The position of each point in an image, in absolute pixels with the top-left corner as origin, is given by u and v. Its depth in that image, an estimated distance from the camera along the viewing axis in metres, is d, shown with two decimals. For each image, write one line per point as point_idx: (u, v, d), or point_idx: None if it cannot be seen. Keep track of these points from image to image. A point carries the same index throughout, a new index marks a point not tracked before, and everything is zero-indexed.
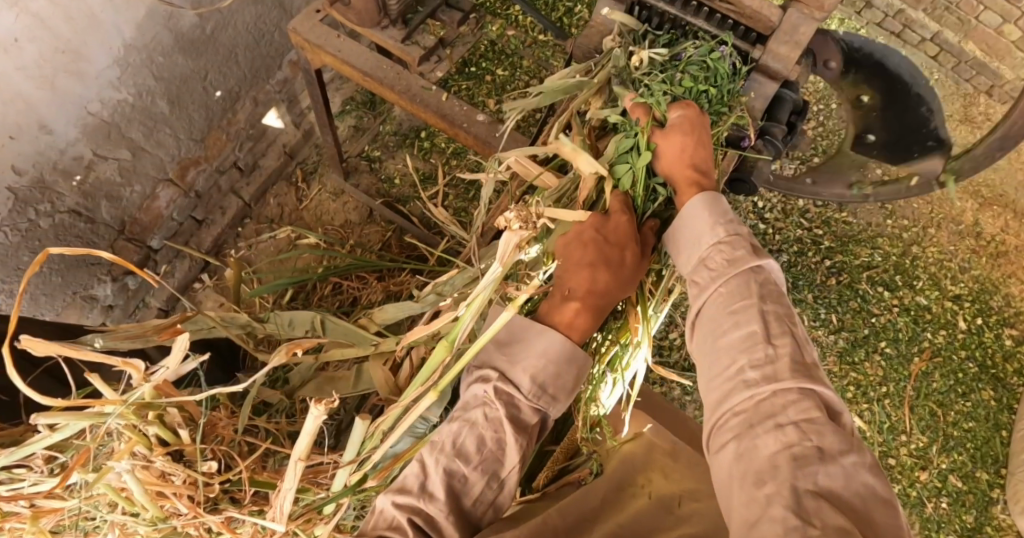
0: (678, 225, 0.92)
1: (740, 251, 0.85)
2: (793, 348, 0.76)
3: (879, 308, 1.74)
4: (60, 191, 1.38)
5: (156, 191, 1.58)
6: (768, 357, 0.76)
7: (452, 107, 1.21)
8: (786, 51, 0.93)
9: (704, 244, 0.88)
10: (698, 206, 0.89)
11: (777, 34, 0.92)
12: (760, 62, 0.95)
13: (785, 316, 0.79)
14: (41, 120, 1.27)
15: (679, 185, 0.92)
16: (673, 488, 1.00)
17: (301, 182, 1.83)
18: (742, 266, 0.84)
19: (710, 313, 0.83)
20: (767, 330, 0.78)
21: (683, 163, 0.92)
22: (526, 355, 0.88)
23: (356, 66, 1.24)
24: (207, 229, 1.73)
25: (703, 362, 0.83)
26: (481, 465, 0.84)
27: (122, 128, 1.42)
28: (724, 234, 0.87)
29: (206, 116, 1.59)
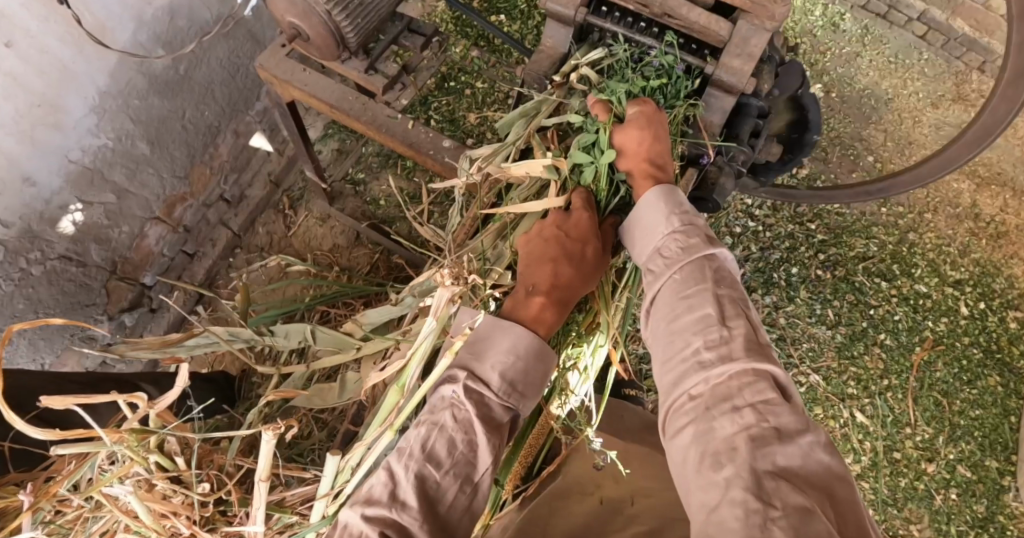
0: (634, 218, 0.92)
1: (693, 237, 0.85)
2: (746, 328, 0.76)
3: (877, 299, 1.71)
4: (49, 239, 1.41)
5: (145, 230, 1.61)
6: (722, 337, 0.76)
7: (419, 134, 1.30)
8: (740, 63, 0.95)
9: (658, 233, 0.88)
10: (654, 197, 0.89)
11: (728, 47, 0.95)
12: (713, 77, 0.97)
13: (738, 299, 0.80)
14: (24, 173, 1.29)
15: (634, 177, 0.93)
16: (622, 491, 1.13)
17: (288, 209, 1.84)
18: (695, 252, 0.84)
19: (665, 298, 0.82)
20: (722, 312, 0.78)
21: (639, 156, 0.93)
22: (494, 352, 0.87)
23: (324, 99, 1.31)
24: (198, 262, 1.75)
25: (658, 344, 0.82)
26: (453, 470, 0.80)
27: (105, 172, 1.45)
28: (678, 221, 0.87)
29: (188, 153, 1.61)
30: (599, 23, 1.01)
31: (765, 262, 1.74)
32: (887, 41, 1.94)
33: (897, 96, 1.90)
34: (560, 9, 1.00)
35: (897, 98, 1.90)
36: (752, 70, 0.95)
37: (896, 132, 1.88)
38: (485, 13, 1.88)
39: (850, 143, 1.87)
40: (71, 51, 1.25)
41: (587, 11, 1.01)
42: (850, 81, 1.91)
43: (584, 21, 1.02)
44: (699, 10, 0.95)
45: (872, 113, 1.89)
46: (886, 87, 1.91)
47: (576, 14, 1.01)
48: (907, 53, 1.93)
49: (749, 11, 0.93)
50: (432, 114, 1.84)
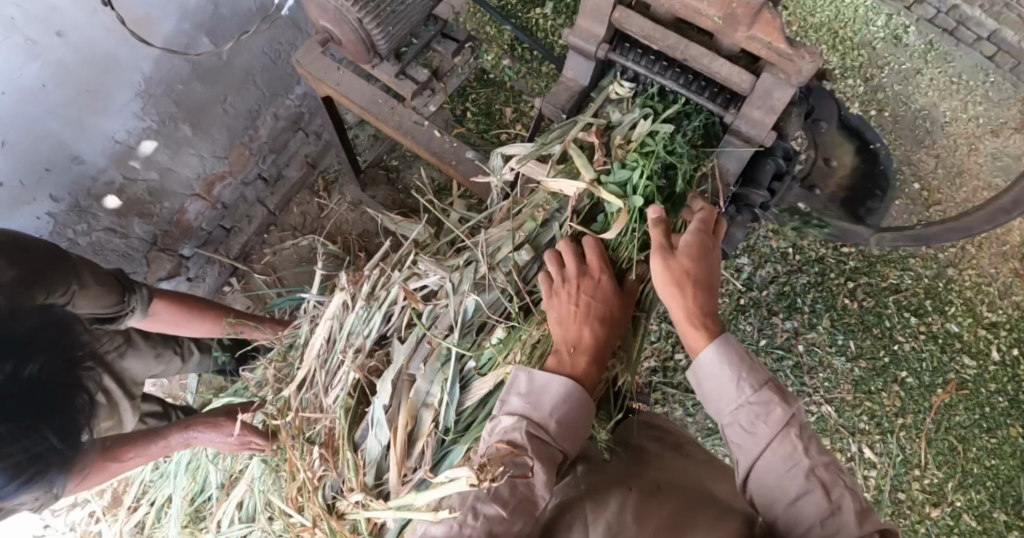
0: (695, 370, 0.89)
1: (768, 396, 0.84)
2: (846, 495, 0.79)
3: (904, 335, 1.66)
4: (95, 213, 1.50)
5: (186, 205, 1.69)
6: (830, 511, 0.77)
7: (444, 143, 1.31)
8: (760, 115, 0.93)
9: (730, 395, 0.86)
10: (719, 356, 0.87)
11: (750, 98, 0.92)
12: (733, 126, 0.96)
13: (831, 465, 0.81)
14: (74, 152, 1.38)
15: (687, 330, 0.89)
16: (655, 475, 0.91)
17: (323, 191, 1.88)
18: (773, 419, 0.82)
19: (764, 479, 0.82)
20: (823, 484, 0.79)
21: (678, 284, 0.89)
22: (544, 400, 0.86)
23: (354, 100, 1.34)
24: (235, 237, 1.82)
25: (766, 523, 0.82)
26: (518, 507, 0.78)
27: (150, 153, 1.53)
28: (748, 378, 0.85)
29: (229, 135, 1.68)
30: (620, 60, 1.00)
31: (791, 286, 1.71)
32: (953, 59, 1.83)
33: (955, 121, 1.80)
34: (581, 43, 1.00)
35: (954, 123, 1.80)
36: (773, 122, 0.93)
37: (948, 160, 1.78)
38: (528, 6, 1.85)
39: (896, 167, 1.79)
40: (118, 41, 1.32)
41: (610, 47, 1.01)
42: (905, 100, 1.81)
43: (606, 58, 1.01)
44: (721, 61, 0.92)
45: (925, 137, 1.80)
46: (944, 110, 1.80)
47: (597, 51, 1.00)
48: (972, 74, 1.82)
49: (774, 64, 0.88)
50: (469, 107, 1.83)
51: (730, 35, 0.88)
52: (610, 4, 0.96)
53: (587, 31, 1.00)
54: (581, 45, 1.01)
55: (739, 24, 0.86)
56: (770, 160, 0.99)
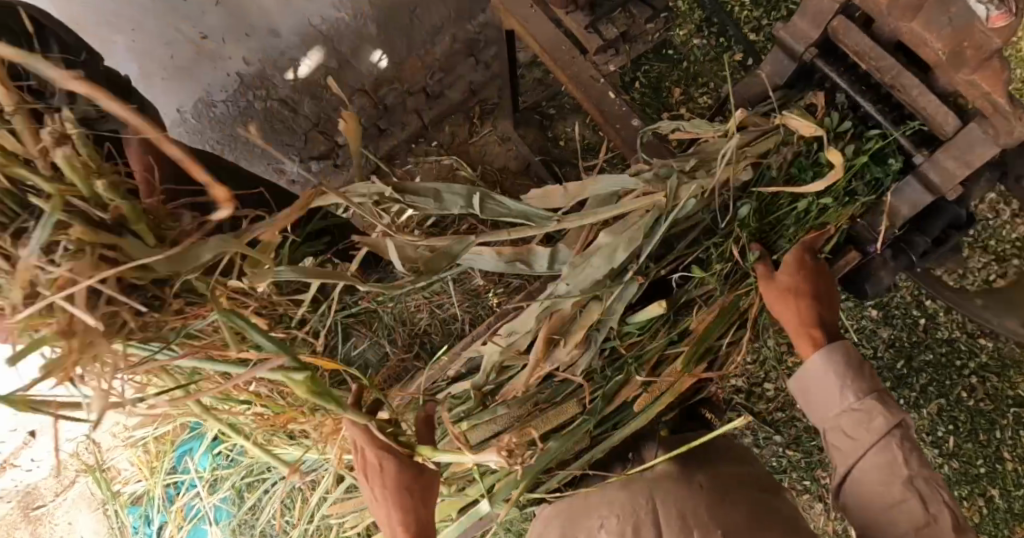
0: (801, 372, 0.93)
1: (871, 405, 0.87)
2: (948, 514, 0.82)
3: (1012, 453, 1.53)
4: (274, 83, 1.72)
5: (352, 98, 1.81)
6: (927, 522, 0.81)
7: (613, 105, 1.26)
8: (953, 166, 0.80)
9: (834, 400, 0.90)
10: (826, 364, 0.90)
11: (948, 145, 0.79)
12: (920, 167, 0.83)
13: (933, 480, 0.84)
14: (272, 27, 1.59)
15: (796, 335, 0.93)
16: (720, 485, 0.96)
17: (476, 119, 1.83)
18: (876, 425, 0.86)
19: (862, 483, 0.86)
20: (925, 499, 0.83)
21: (794, 305, 0.91)
22: None
23: (538, 40, 1.32)
24: (386, 139, 1.87)
25: (856, 518, 0.87)
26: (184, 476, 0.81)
27: (336, 43, 1.68)
28: (854, 388, 0.89)
29: (408, 43, 1.79)
30: (822, 70, 0.89)
31: (909, 359, 1.59)
32: None
33: None
34: (789, 42, 0.89)
35: None
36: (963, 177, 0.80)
37: None
38: None
39: None
40: None
41: (818, 54, 0.89)
42: None
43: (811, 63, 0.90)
44: (930, 97, 0.80)
45: None
46: None
47: (803, 54, 0.89)
48: None
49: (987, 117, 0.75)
50: (640, 77, 1.78)
51: (949, 74, 0.75)
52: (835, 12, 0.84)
53: (798, 31, 0.88)
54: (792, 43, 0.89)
55: (965, 65, 0.73)
56: (941, 218, 0.91)
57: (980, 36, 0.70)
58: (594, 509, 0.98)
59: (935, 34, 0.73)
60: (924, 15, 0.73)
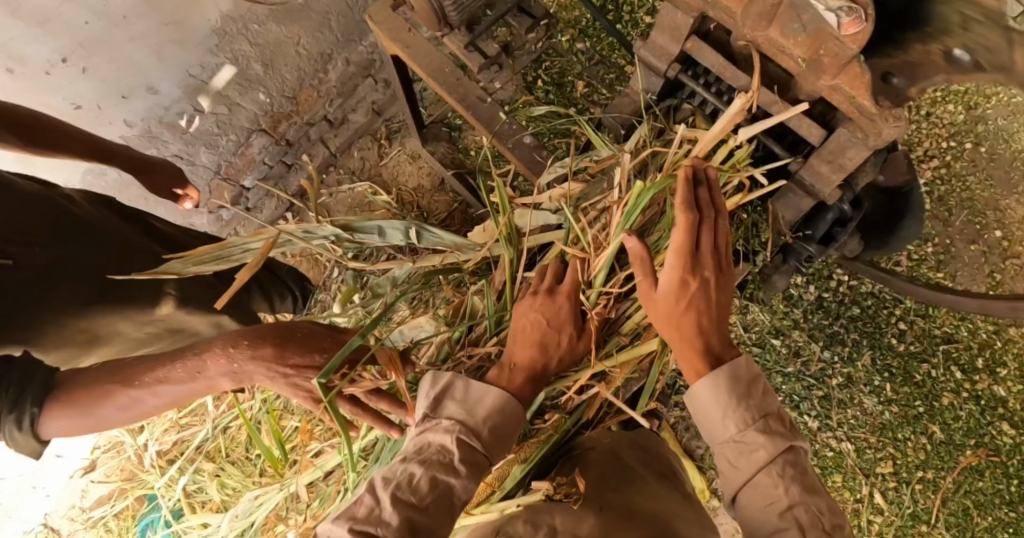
0: (692, 402, 0.86)
1: (753, 435, 0.81)
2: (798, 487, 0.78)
3: (945, 388, 1.61)
4: (165, 139, 1.58)
5: (250, 139, 1.74)
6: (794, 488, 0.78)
7: (503, 124, 1.27)
8: (827, 170, 0.81)
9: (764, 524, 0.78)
10: (706, 391, 0.83)
11: (821, 150, 0.80)
12: (798, 175, 0.85)
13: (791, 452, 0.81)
14: (149, 83, 1.46)
15: (674, 344, 0.86)
16: (621, 500, 0.97)
17: (384, 140, 1.90)
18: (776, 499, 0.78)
19: (727, 467, 0.83)
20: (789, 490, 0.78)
21: (672, 329, 0.85)
22: (478, 408, 0.86)
23: (420, 66, 1.31)
24: (295, 174, 1.86)
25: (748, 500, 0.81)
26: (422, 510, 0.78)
27: (221, 88, 1.59)
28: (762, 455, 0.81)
29: (299, 76, 1.72)
30: (687, 85, 0.88)
31: (839, 315, 1.64)
32: None
33: None
34: (651, 58, 0.88)
35: None
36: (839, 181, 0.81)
37: None
38: None
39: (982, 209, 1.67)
40: None
41: (681, 68, 0.88)
42: None
43: (674, 79, 0.90)
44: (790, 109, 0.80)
45: None
46: None
47: (666, 70, 0.89)
48: None
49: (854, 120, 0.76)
50: (542, 75, 1.74)
51: (811, 82, 0.75)
52: (689, 29, 0.83)
53: (658, 47, 0.87)
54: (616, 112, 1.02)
55: (823, 72, 0.73)
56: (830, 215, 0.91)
57: (833, 45, 0.70)
58: (513, 531, 0.91)
59: (793, 40, 0.73)
60: (778, 23, 0.73)
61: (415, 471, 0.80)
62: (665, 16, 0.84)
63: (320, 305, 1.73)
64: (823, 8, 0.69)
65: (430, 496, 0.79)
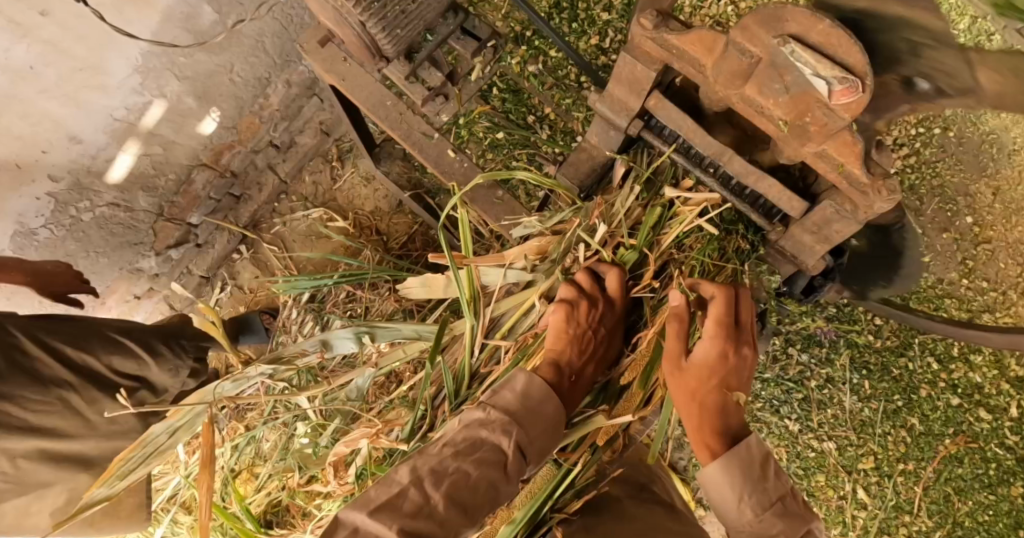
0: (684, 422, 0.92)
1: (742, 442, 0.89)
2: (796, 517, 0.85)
3: (923, 379, 1.61)
4: (97, 190, 1.47)
5: (192, 175, 1.63)
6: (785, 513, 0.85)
7: (455, 160, 1.19)
8: (812, 239, 0.77)
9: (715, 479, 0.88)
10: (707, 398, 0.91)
11: (805, 222, 0.76)
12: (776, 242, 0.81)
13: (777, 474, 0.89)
14: (70, 132, 1.34)
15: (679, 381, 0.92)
16: None
17: (336, 161, 1.79)
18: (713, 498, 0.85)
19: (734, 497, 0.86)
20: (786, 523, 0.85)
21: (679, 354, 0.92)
22: (538, 416, 0.88)
23: (359, 99, 1.18)
24: (244, 205, 1.77)
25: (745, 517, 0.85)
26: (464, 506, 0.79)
27: (152, 128, 1.47)
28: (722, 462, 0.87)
29: (237, 105, 1.60)
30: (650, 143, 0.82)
31: (817, 316, 1.62)
32: None
33: None
34: (609, 114, 0.81)
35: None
36: (825, 249, 0.77)
37: (1008, 193, 1.66)
38: None
39: (952, 195, 1.66)
40: (115, 21, 1.24)
41: (643, 125, 0.82)
42: (975, 120, 1.64)
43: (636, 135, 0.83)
44: (769, 180, 0.75)
45: (988, 165, 1.65)
46: (1016, 137, 1.64)
47: (628, 127, 0.82)
48: None
49: (840, 189, 0.72)
50: None
51: (793, 147, 0.70)
52: (651, 86, 0.76)
53: (617, 101, 0.80)
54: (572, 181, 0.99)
55: (809, 139, 0.68)
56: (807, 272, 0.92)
57: (821, 113, 0.65)
58: None
59: (773, 101, 0.67)
60: (757, 82, 0.67)
61: (470, 471, 0.81)
62: (623, 70, 0.76)
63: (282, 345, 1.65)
64: (811, 72, 0.63)
65: (482, 494, 0.80)
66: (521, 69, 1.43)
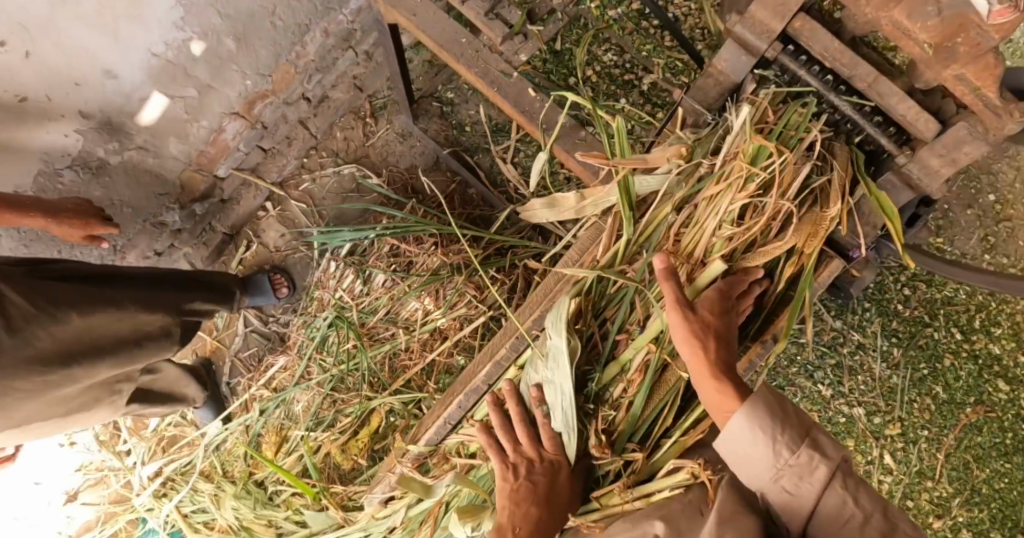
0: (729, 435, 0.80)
1: (800, 454, 0.75)
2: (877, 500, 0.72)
3: (947, 350, 1.66)
4: (128, 131, 1.38)
5: (223, 124, 1.55)
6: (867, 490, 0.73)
7: (534, 101, 1.15)
8: (938, 165, 0.78)
9: (767, 467, 0.77)
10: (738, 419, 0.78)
11: (934, 146, 0.77)
12: (901, 167, 0.81)
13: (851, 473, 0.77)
14: (105, 66, 1.25)
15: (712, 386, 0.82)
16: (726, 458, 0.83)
17: (370, 117, 1.74)
18: (807, 496, 0.74)
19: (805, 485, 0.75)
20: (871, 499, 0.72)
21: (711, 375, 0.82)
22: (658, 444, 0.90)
23: (432, 36, 1.14)
24: (273, 158, 1.70)
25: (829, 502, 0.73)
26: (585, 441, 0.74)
27: (188, 68, 1.38)
28: (783, 437, 0.77)
29: (274, 51, 1.51)
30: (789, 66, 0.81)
31: None
32: None
33: None
34: (749, 37, 0.79)
35: None
36: (950, 175, 0.78)
37: None
38: None
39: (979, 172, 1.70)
40: None
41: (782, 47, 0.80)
42: None
43: (773, 58, 0.82)
44: (909, 104, 0.75)
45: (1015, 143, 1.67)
46: None
47: (768, 49, 0.80)
48: None
49: (978, 116, 0.73)
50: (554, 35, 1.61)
51: (934, 70, 0.71)
52: (798, 11, 0.76)
53: (759, 25, 0.77)
54: (697, 95, 0.90)
55: (953, 61, 0.69)
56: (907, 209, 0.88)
57: (974, 34, 0.66)
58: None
59: (920, 25, 0.67)
60: (910, 4, 0.67)
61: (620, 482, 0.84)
62: None
63: (317, 301, 1.60)
64: None
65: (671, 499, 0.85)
66: (601, 13, 1.51)
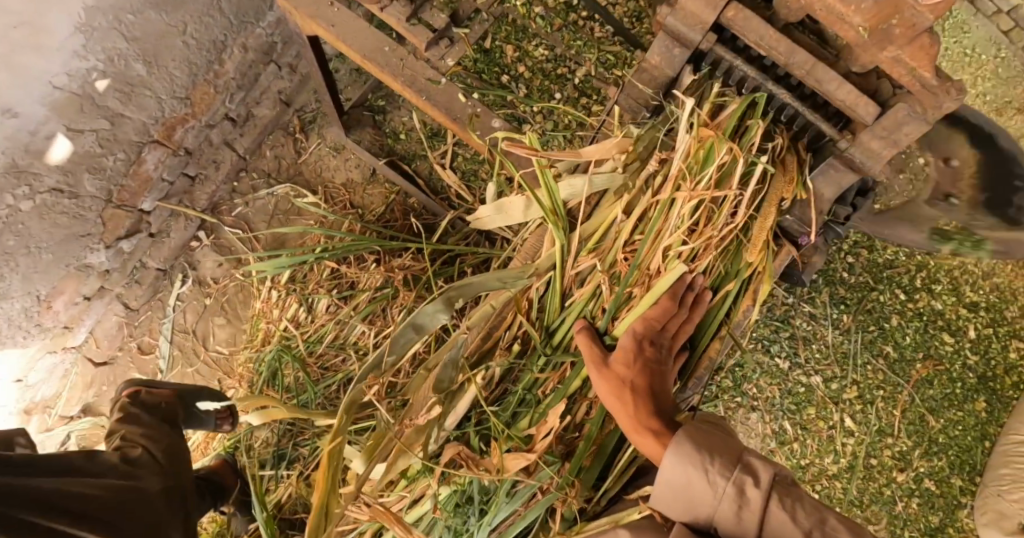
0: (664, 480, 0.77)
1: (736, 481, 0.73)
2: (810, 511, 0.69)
3: (893, 311, 1.71)
4: (37, 172, 1.27)
5: (143, 154, 1.45)
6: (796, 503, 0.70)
7: (466, 109, 1.12)
8: (878, 147, 0.78)
9: (705, 501, 0.74)
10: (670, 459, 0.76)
11: (874, 127, 0.78)
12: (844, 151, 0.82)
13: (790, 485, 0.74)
14: (4, 104, 1.14)
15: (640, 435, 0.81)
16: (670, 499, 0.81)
17: (299, 133, 1.68)
18: (749, 525, 0.71)
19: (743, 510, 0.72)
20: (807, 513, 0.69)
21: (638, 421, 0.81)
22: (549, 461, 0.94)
23: (353, 47, 1.08)
24: (201, 186, 1.62)
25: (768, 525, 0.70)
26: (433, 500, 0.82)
27: (97, 98, 1.29)
28: (714, 466, 0.74)
29: (190, 72, 1.42)
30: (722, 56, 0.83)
31: None
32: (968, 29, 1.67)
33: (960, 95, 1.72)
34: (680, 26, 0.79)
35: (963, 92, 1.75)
36: (889, 155, 0.79)
37: None
38: None
39: None
40: None
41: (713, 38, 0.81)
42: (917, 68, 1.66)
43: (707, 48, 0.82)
44: (843, 87, 0.76)
45: None
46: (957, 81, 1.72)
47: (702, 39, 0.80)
48: (985, 47, 1.66)
49: (911, 94, 0.74)
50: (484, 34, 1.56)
51: (870, 52, 0.72)
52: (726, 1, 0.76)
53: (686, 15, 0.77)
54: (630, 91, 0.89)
55: (891, 42, 0.69)
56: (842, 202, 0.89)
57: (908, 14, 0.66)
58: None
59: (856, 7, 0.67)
60: None
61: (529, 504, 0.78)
62: None
63: (262, 333, 1.53)
64: None
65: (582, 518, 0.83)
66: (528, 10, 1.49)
